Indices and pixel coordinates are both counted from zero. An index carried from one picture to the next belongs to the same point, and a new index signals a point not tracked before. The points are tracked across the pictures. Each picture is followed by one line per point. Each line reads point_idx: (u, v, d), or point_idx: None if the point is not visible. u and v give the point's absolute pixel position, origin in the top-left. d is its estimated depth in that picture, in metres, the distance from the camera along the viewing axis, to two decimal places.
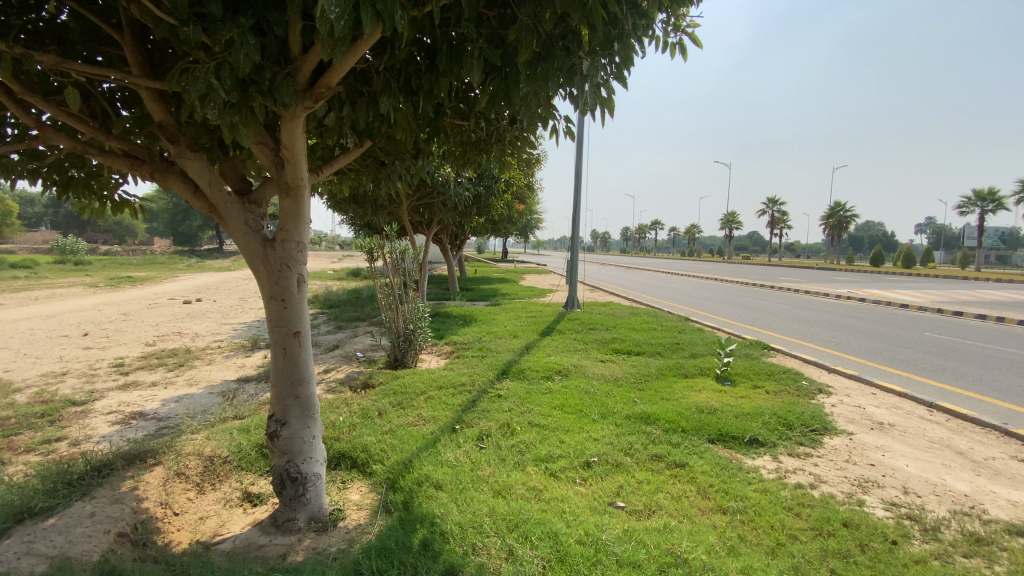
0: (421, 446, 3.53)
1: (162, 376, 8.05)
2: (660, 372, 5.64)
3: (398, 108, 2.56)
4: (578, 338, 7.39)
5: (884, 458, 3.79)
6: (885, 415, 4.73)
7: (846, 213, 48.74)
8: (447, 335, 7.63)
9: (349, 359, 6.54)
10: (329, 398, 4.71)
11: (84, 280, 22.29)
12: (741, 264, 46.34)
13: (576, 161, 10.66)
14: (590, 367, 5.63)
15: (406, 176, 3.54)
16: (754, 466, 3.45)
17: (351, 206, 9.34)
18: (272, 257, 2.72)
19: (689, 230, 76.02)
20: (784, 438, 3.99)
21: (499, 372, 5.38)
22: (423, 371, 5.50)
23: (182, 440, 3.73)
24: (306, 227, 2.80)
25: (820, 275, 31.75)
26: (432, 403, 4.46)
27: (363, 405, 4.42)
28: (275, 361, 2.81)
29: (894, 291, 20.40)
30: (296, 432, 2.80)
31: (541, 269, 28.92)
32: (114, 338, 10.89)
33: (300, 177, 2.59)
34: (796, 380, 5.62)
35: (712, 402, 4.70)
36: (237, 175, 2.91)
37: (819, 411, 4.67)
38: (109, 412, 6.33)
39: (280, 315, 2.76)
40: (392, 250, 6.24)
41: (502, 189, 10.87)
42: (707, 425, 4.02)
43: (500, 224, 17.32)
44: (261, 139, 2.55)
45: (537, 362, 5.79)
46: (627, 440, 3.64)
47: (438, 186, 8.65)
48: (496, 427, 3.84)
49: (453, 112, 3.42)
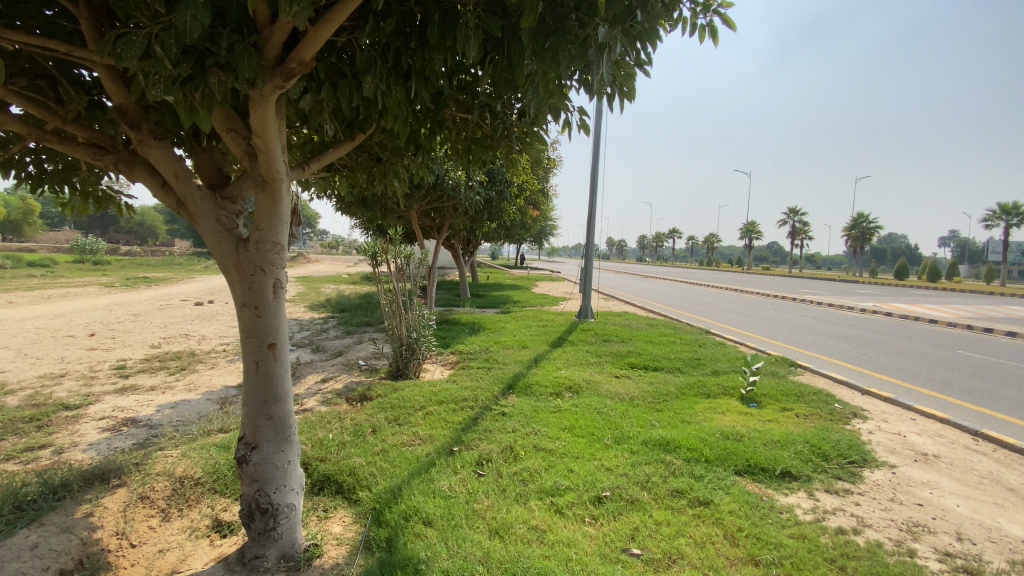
0: (414, 471, 3.19)
1: (162, 380, 7.85)
2: (679, 390, 5.23)
3: (387, 93, 2.26)
4: (591, 351, 7.00)
5: (932, 496, 3.33)
6: (928, 445, 4.26)
7: (870, 225, 47.51)
8: (453, 344, 7.30)
9: (349, 367, 6.24)
10: (322, 411, 4.40)
11: (101, 280, 22.55)
12: (760, 275, 45.38)
13: (592, 166, 10.30)
14: (604, 384, 5.25)
15: (404, 175, 3.24)
16: (787, 506, 3.04)
17: (359, 209, 9.09)
18: (245, 260, 2.41)
19: (706, 240, 74.96)
20: (820, 470, 3.56)
21: (505, 387, 5.02)
22: (424, 383, 5.17)
23: (157, 459, 3.47)
24: (285, 227, 2.49)
25: (841, 287, 30.85)
26: (431, 420, 4.12)
27: (357, 421, 4.10)
28: (247, 376, 2.48)
29: (920, 306, 19.62)
30: (268, 457, 2.48)
31: (554, 277, 28.57)
32: (120, 339, 10.79)
33: (275, 169, 2.28)
34: (827, 402, 5.16)
35: (737, 427, 4.29)
36: (212, 168, 2.62)
37: (856, 439, 4.22)
38: (101, 418, 6.12)
39: (253, 326, 2.43)
40: (397, 255, 5.94)
41: (515, 194, 10.56)
42: (733, 455, 3.61)
43: (514, 230, 17.01)
44: (232, 126, 2.27)
45: (546, 376, 5.42)
46: (643, 471, 3.25)
47: (448, 189, 8.35)
48: (498, 451, 3.47)
49: (456, 103, 3.13)
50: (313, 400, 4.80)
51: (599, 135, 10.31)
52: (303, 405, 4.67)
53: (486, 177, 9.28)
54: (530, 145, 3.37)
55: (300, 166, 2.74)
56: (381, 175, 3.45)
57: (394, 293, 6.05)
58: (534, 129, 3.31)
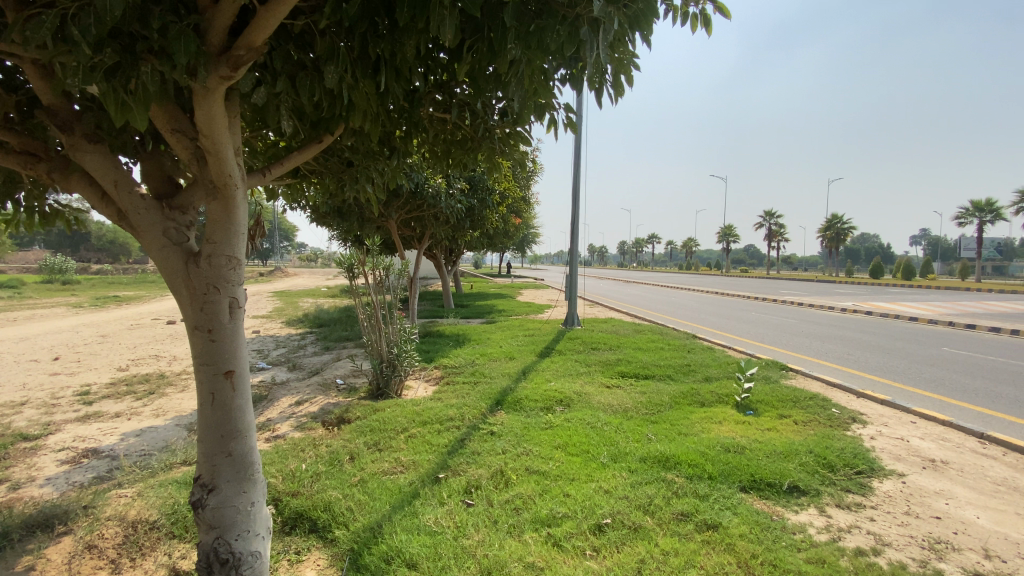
0: (397, 504, 2.91)
1: (128, 406, 7.38)
2: (673, 400, 5.03)
3: (355, 86, 2.02)
4: (580, 360, 6.78)
5: (948, 507, 3.18)
6: (934, 451, 4.14)
7: (844, 226, 48.56)
8: (437, 358, 7.01)
9: (326, 387, 5.91)
10: (296, 438, 4.08)
11: (69, 300, 21.66)
12: (740, 277, 45.90)
13: (574, 172, 10.16)
14: (595, 395, 5.02)
15: (376, 181, 2.99)
16: (800, 525, 2.84)
17: (335, 220, 8.77)
18: (196, 277, 2.12)
19: (686, 244, 75.70)
20: (827, 483, 3.39)
21: (493, 403, 4.76)
22: (407, 402, 4.88)
23: (109, 501, 3.13)
24: (242, 240, 2.21)
25: (819, 287, 31.32)
26: (414, 444, 3.84)
27: (333, 448, 3.79)
28: (202, 408, 2.19)
29: (899, 304, 19.88)
30: (227, 499, 2.19)
31: (537, 284, 28.47)
32: (85, 362, 10.23)
33: (228, 174, 2.00)
34: (824, 407, 5.00)
35: (737, 437, 4.09)
36: (161, 176, 2.34)
37: (860, 447, 4.06)
38: (60, 449, 5.67)
39: (208, 353, 2.15)
40: (374, 266, 5.66)
41: (497, 201, 10.35)
42: (737, 470, 3.40)
43: (496, 238, 16.78)
44: (178, 126, 2.00)
45: (535, 390, 5.17)
46: (644, 493, 3.02)
47: (428, 197, 8.10)
48: (487, 477, 3.22)
49: (433, 102, 2.91)
50: (286, 425, 4.47)
51: (580, 140, 10.18)
52: (275, 431, 4.33)
53: (467, 184, 9.05)
54: (514, 146, 3.15)
55: (261, 172, 2.47)
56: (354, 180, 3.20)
57: (372, 307, 5.75)
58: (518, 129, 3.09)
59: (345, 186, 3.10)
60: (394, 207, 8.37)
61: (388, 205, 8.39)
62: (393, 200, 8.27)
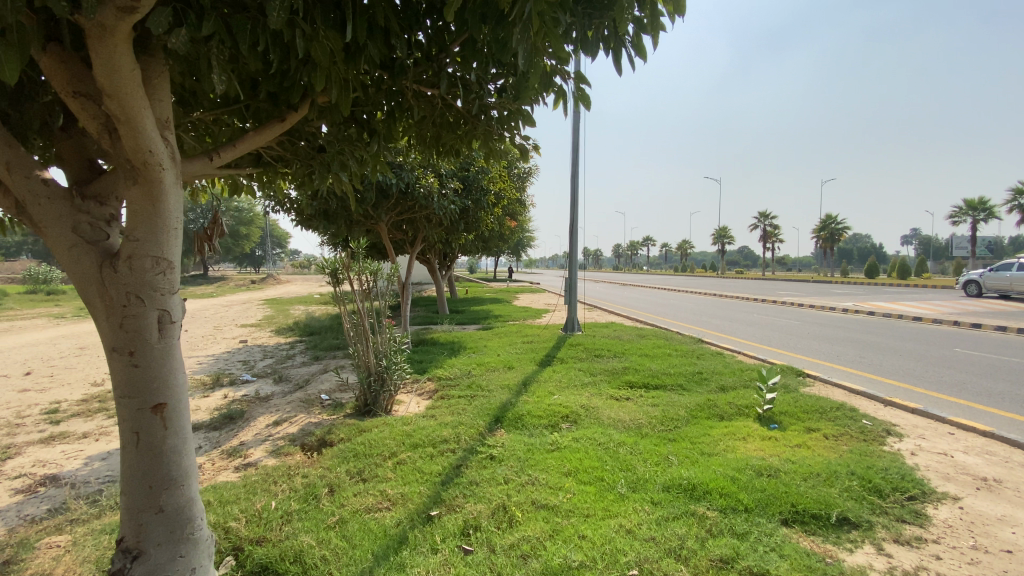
0: (380, 554, 2.43)
1: (98, 425, 6.83)
2: (689, 413, 4.58)
3: (318, 35, 1.62)
4: (583, 369, 6.33)
5: (1019, 538, 2.76)
6: (983, 467, 3.72)
7: (839, 226, 48.46)
8: (430, 369, 6.53)
9: (310, 404, 5.40)
10: (270, 466, 3.59)
11: (52, 311, 20.95)
12: (735, 278, 45.61)
13: (572, 172, 9.72)
14: (604, 409, 4.56)
15: (354, 170, 2.57)
16: (857, 568, 2.40)
17: (321, 222, 8.28)
18: (113, 286, 1.65)
19: (681, 246, 75.62)
20: (878, 513, 2.95)
21: (492, 421, 4.30)
22: (396, 421, 4.40)
23: (39, 555, 2.62)
24: (174, 237, 1.75)
25: (817, 288, 30.83)
26: (403, 473, 3.36)
27: (311, 479, 3.31)
28: (125, 453, 1.73)
29: (899, 303, 19.59)
30: (159, 566, 1.75)
31: (534, 288, 27.92)
32: (58, 377, 9.65)
33: (147, 149, 1.54)
34: (854, 419, 4.56)
35: (767, 457, 3.64)
36: (81, 158, 1.89)
37: (903, 466, 3.63)
38: (15, 477, 5.11)
39: (129, 382, 1.68)
40: (359, 272, 5.19)
41: (492, 203, 9.90)
42: (775, 499, 2.94)
43: (492, 241, 16.32)
44: (82, 88, 1.55)
45: (538, 404, 4.70)
46: (674, 533, 2.56)
47: (420, 198, 7.62)
48: (487, 515, 2.75)
49: (419, 72, 2.51)
50: (261, 450, 3.98)
51: (577, 139, 9.76)
52: (248, 457, 3.84)
53: (461, 184, 8.58)
54: (515, 130, 2.76)
55: (207, 155, 2.07)
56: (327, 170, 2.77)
57: (358, 317, 5.26)
58: (520, 109, 2.70)
59: (316, 177, 2.68)
60: (383, 208, 7.89)
61: (377, 206, 7.93)
62: (382, 201, 7.80)
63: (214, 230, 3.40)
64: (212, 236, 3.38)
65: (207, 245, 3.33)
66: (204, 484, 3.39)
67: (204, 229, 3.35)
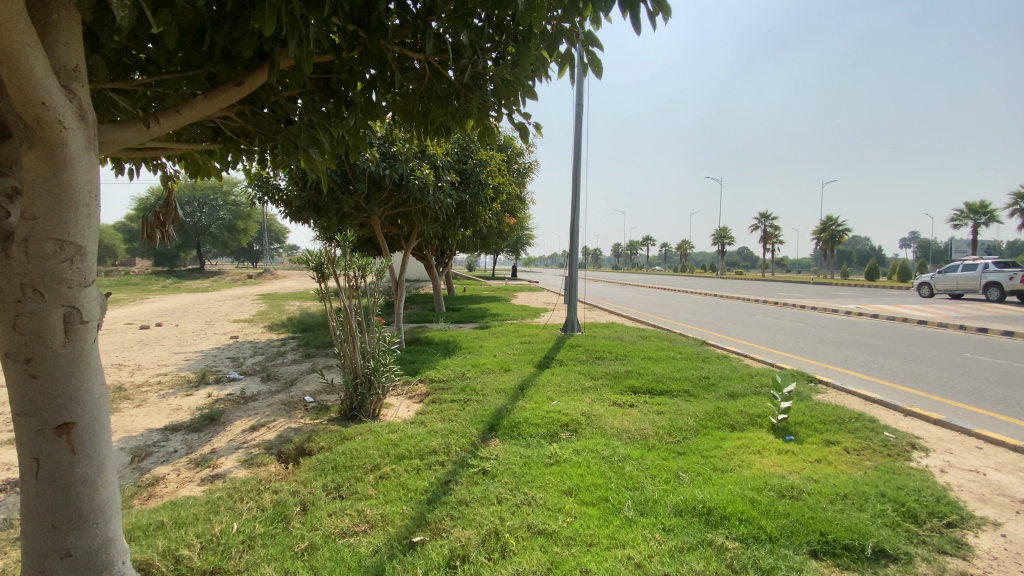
0: None
1: None
2: (698, 423, 4.25)
3: None
4: (584, 372, 6.01)
5: None
6: (1021, 487, 3.39)
7: (839, 228, 48.23)
8: (422, 370, 6.19)
9: (292, 407, 5.06)
10: (239, 479, 3.25)
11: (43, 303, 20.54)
12: (735, 279, 45.34)
13: (573, 167, 9.36)
14: (606, 417, 4.23)
15: (325, 145, 2.29)
16: None
17: (311, 215, 7.95)
18: (4, 275, 1.36)
19: (681, 245, 75.22)
20: (916, 543, 2.62)
21: (485, 429, 3.97)
22: (382, 428, 4.06)
23: None
24: (88, 217, 1.47)
25: (817, 290, 30.59)
26: (386, 490, 3.03)
27: (282, 495, 2.97)
28: (26, 485, 1.47)
29: (902, 306, 19.31)
30: None
31: (533, 287, 27.56)
32: None
33: (38, 101, 1.29)
34: (875, 431, 4.24)
35: (788, 475, 3.31)
36: None
37: (934, 485, 3.30)
38: None
39: (28, 398, 1.41)
40: (346, 266, 4.85)
41: (491, 198, 9.55)
42: (801, 525, 2.61)
43: (490, 239, 16.00)
44: None
45: (536, 411, 4.36)
46: (689, 569, 2.23)
47: (415, 191, 7.28)
48: (476, 542, 2.43)
49: (404, 31, 2.21)
50: (233, 459, 3.64)
51: (580, 133, 9.40)
52: (217, 468, 3.51)
53: (458, 177, 8.22)
54: (514, 107, 2.44)
55: (143, 122, 1.76)
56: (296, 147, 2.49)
57: (345, 315, 4.92)
58: (521, 83, 2.39)
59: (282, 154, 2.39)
60: (376, 200, 7.58)
61: (369, 199, 7.60)
62: (375, 192, 7.47)
63: (168, 215, 3.10)
64: (164, 222, 3.08)
65: (159, 232, 3.04)
66: (165, 500, 3.05)
67: (155, 214, 3.05)
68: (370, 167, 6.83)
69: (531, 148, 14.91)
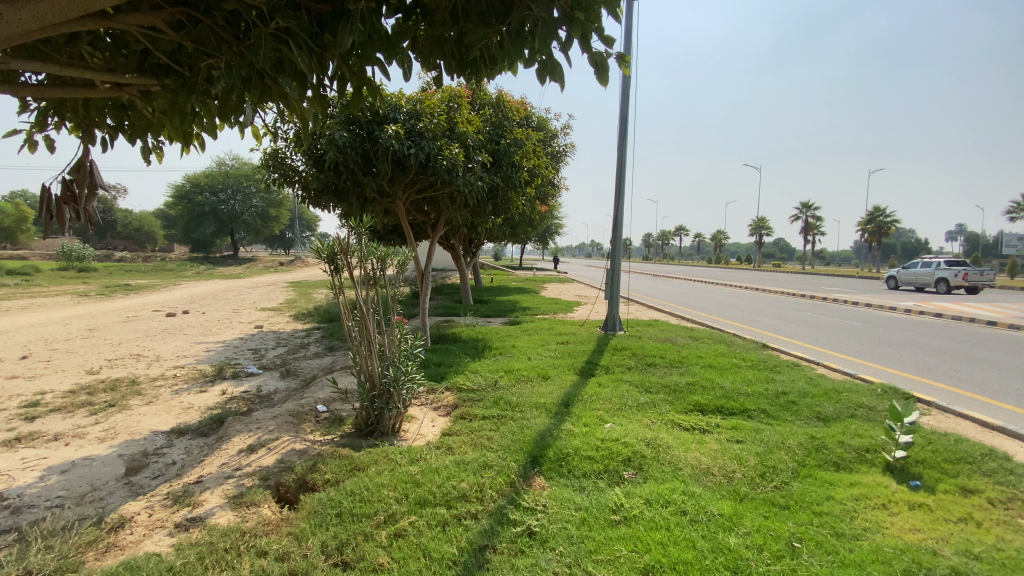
0: None
1: (76, 425, 5.99)
2: (795, 460, 3.36)
3: None
4: (636, 383, 5.18)
5: None
6: None
7: (887, 219, 45.46)
8: (450, 375, 5.46)
9: (302, 419, 4.40)
10: (219, 530, 2.55)
11: (78, 288, 20.67)
12: (773, 273, 43.36)
13: (618, 148, 8.43)
14: (677, 450, 3.40)
15: (298, 64, 1.86)
16: None
17: (330, 200, 7.29)
18: None
19: (715, 236, 72.62)
20: None
21: (527, 463, 3.19)
22: (400, 455, 3.34)
23: None
24: None
25: (866, 284, 28.62)
26: (402, 557, 2.29)
27: (266, 562, 2.25)
28: None
29: (968, 303, 17.69)
30: None
31: (561, 278, 25.92)
32: (56, 364, 8.95)
33: None
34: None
35: (944, 553, 2.39)
36: None
37: None
38: None
39: None
40: (359, 256, 4.13)
41: (525, 182, 8.70)
42: None
43: (521, 227, 15.16)
44: None
45: (587, 438, 3.55)
46: None
47: (442, 172, 6.52)
48: None
49: None
50: (218, 496, 2.99)
51: (625, 111, 8.44)
52: (197, 509, 2.86)
53: (490, 158, 7.41)
54: (583, 19, 1.92)
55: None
56: (266, 81, 2.11)
57: (357, 313, 4.19)
58: None
59: (239, 85, 2.00)
60: (400, 183, 6.86)
61: (393, 181, 6.88)
62: (400, 174, 6.75)
63: (82, 184, 2.72)
64: (78, 196, 2.71)
65: (71, 207, 2.68)
66: (121, 558, 2.41)
67: (68, 186, 2.68)
68: (393, 145, 6.06)
69: (566, 130, 13.96)
